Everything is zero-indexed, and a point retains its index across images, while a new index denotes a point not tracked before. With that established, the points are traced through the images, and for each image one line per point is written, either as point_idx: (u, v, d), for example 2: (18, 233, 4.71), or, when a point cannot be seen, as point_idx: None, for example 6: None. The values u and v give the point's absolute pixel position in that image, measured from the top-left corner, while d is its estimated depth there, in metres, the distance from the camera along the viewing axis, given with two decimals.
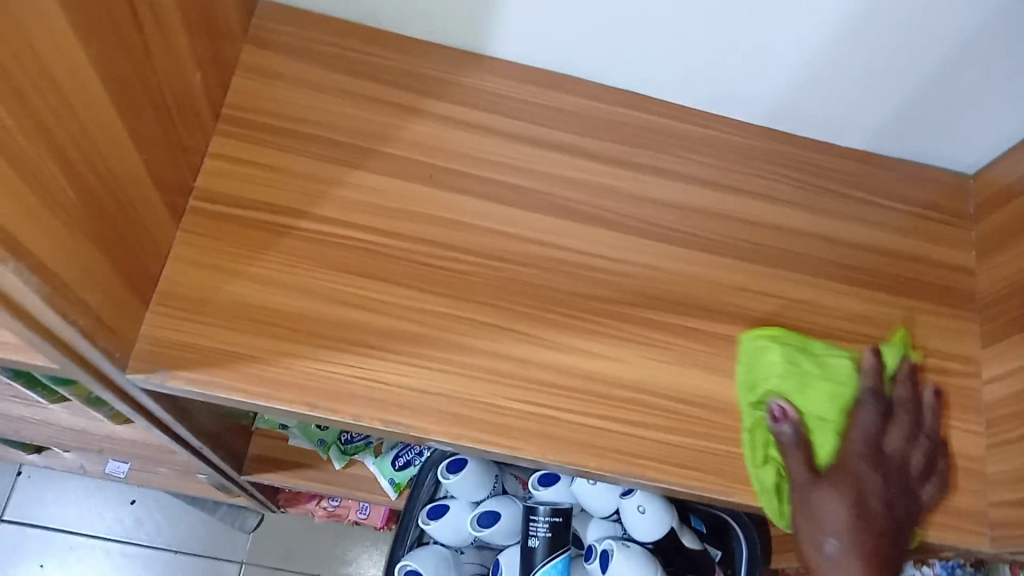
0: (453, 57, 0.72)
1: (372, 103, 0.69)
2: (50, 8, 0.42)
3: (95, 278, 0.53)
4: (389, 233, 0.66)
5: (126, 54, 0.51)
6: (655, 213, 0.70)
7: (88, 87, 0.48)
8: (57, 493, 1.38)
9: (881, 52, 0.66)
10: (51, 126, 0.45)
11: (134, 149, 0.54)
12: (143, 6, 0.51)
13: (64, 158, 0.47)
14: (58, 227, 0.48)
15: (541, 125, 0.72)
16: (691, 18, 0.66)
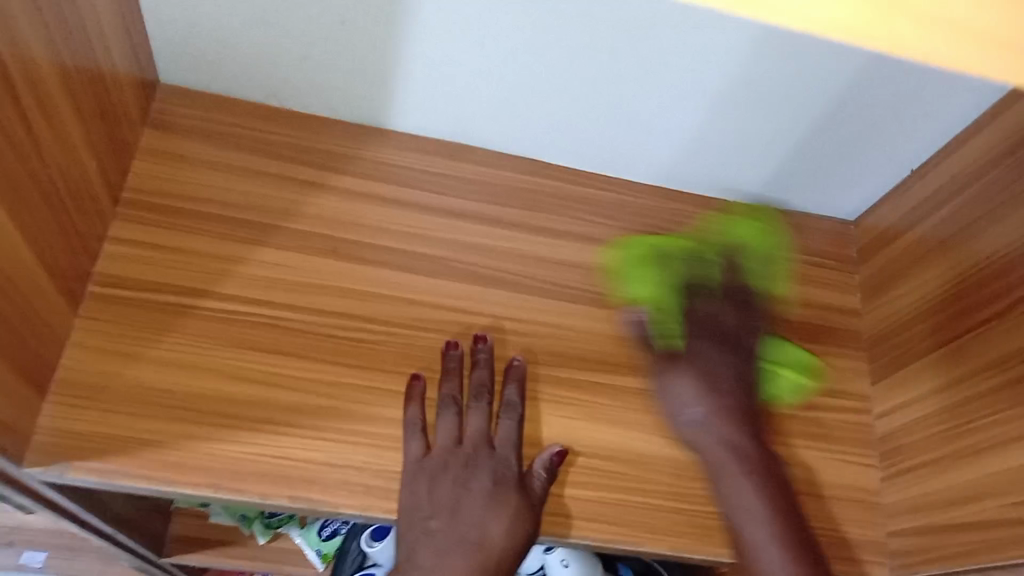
0: (356, 133, 0.75)
1: (276, 181, 0.71)
2: None
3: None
4: (293, 307, 0.66)
5: (27, 162, 0.52)
6: (558, 273, 0.73)
7: None
8: None
9: (762, 118, 0.70)
10: None
11: (33, 247, 0.54)
12: (41, 113, 0.52)
13: None
14: None
15: (442, 192, 0.74)
16: (583, 90, 0.69)
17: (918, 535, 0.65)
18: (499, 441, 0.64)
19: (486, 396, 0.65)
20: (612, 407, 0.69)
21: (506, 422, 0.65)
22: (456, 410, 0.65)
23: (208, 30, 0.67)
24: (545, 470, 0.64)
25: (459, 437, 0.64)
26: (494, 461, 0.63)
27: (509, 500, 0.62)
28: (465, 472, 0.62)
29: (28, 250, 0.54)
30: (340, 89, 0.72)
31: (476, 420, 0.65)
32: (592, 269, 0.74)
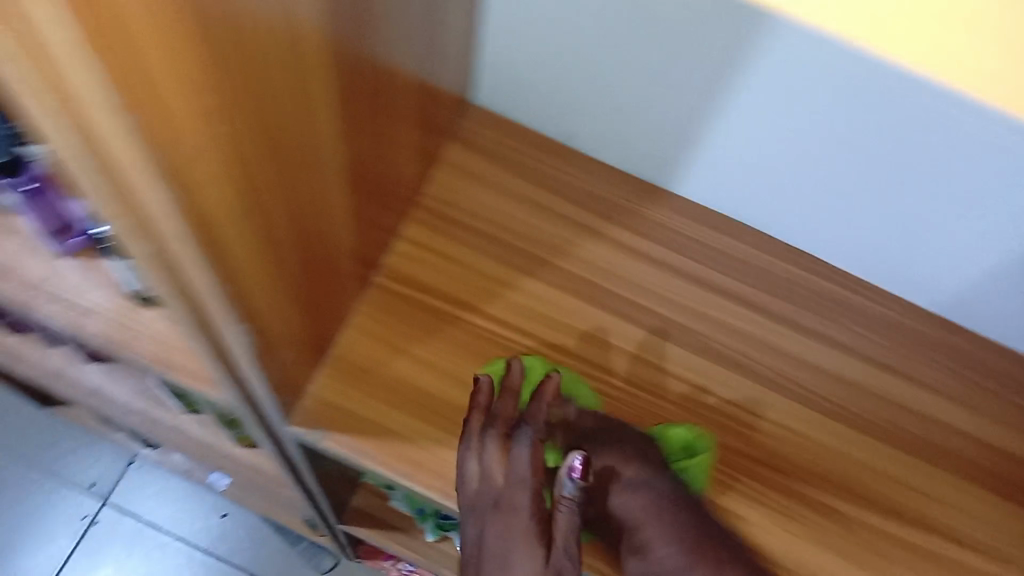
0: (639, 189, 0.76)
1: (557, 218, 0.74)
2: (336, 148, 0.47)
3: (296, 349, 0.58)
4: (546, 343, 0.69)
5: (371, 167, 0.57)
6: (810, 377, 0.69)
7: (342, 208, 0.53)
8: (159, 489, 1.55)
9: None
10: (314, 242, 0.51)
11: (352, 239, 0.60)
12: (389, 124, 0.57)
13: (314, 265, 0.53)
14: (291, 318, 0.53)
15: (710, 266, 0.74)
16: (893, 210, 0.66)
17: None
18: (525, 483, 0.56)
19: (500, 425, 0.59)
20: (842, 539, 0.64)
21: (525, 449, 0.57)
22: (498, 443, 0.58)
23: (534, 67, 0.71)
24: (575, 492, 0.55)
25: (501, 480, 0.57)
26: (502, 513, 0.57)
27: (530, 546, 0.55)
28: (501, 519, 0.57)
29: (348, 241, 0.59)
30: (638, 148, 0.73)
31: (489, 451, 0.58)
32: (850, 383, 0.69)
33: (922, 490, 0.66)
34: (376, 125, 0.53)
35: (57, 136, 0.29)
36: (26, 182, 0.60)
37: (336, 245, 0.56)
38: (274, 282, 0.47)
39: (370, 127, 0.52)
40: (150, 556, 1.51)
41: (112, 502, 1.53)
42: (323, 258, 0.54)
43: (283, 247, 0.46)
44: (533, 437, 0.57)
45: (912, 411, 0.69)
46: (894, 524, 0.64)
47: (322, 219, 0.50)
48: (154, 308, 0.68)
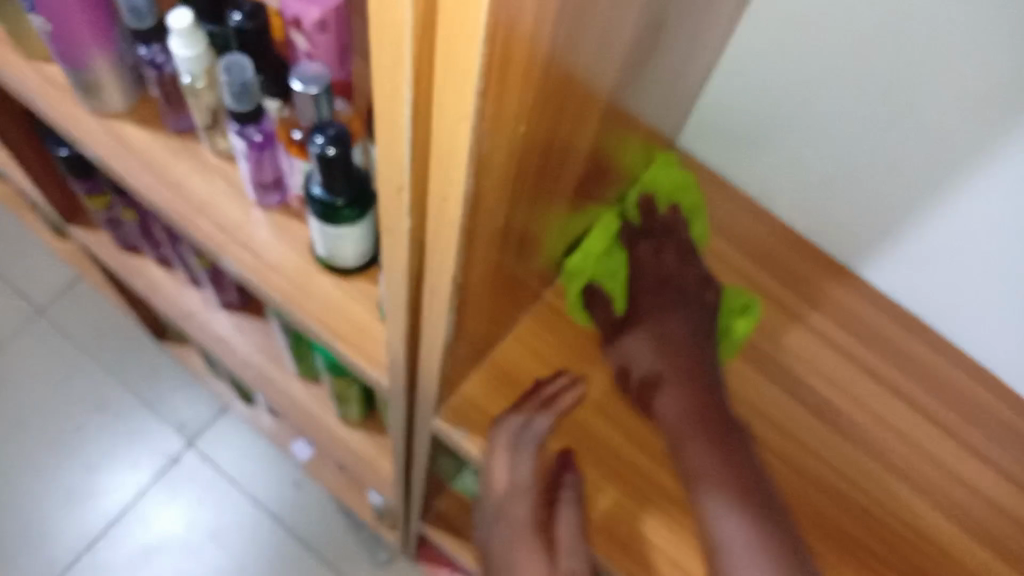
0: (821, 264, 0.76)
1: (733, 275, 0.74)
2: (579, 161, 0.49)
3: (473, 346, 0.60)
4: None
5: (588, 192, 0.58)
6: (960, 495, 0.67)
7: (558, 219, 0.55)
8: (242, 445, 1.59)
9: None
10: (528, 243, 0.52)
11: (549, 255, 0.61)
12: (617, 156, 0.58)
13: (518, 263, 0.55)
14: (483, 314, 0.55)
15: (879, 358, 0.72)
16: None
17: None
18: (512, 484, 0.63)
19: (530, 442, 0.63)
20: None
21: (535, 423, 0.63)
22: (509, 453, 0.63)
23: (751, 125, 0.72)
24: (572, 496, 0.62)
25: (505, 482, 0.63)
26: (514, 498, 0.64)
27: (529, 550, 0.63)
28: (515, 496, 0.63)
29: (546, 255, 0.61)
30: (837, 219, 0.73)
31: (523, 469, 0.63)
32: (1002, 511, 0.67)
33: None
34: (611, 150, 0.55)
35: (406, 122, 0.32)
36: (256, 133, 0.65)
37: (540, 254, 0.58)
38: (488, 274, 0.49)
39: (607, 151, 0.54)
40: (219, 507, 1.55)
41: (195, 446, 1.58)
42: (525, 262, 0.56)
43: (509, 244, 0.48)
44: (532, 451, 0.63)
45: None
46: None
47: (541, 226, 0.52)
48: (332, 275, 0.71)
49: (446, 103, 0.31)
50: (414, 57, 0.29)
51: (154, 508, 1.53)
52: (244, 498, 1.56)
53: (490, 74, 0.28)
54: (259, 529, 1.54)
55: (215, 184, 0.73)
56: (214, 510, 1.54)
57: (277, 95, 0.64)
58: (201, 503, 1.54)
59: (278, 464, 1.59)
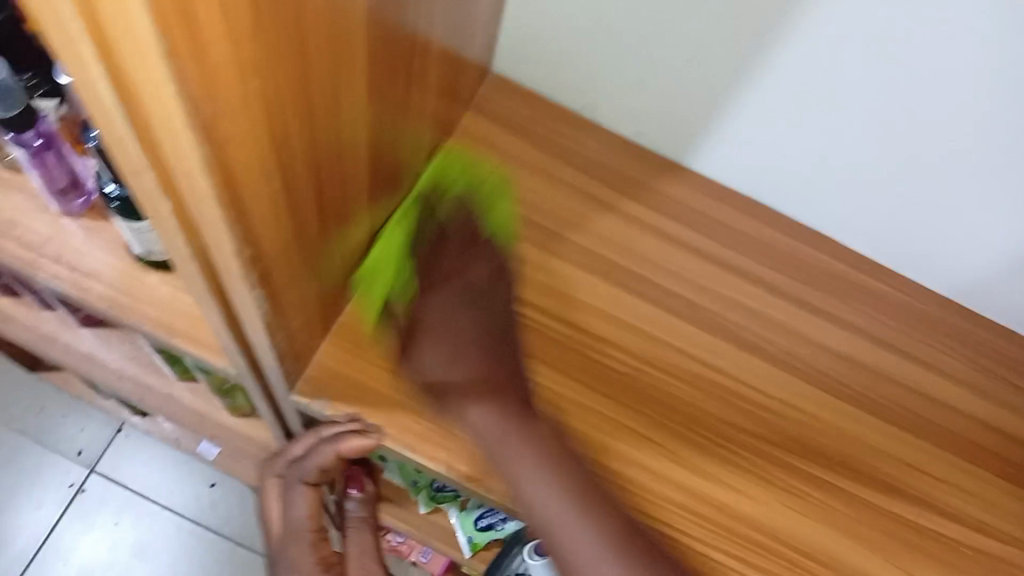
0: (657, 165, 0.75)
1: (570, 193, 0.73)
2: (360, 107, 0.46)
3: (308, 313, 0.57)
4: (554, 317, 0.68)
5: (391, 133, 0.56)
6: (823, 359, 0.69)
7: (357, 174, 0.52)
8: (147, 455, 1.53)
9: None
10: (332, 203, 0.50)
11: (366, 210, 0.58)
12: (411, 95, 0.56)
13: (325, 226, 0.51)
14: (307, 277, 0.52)
15: (724, 246, 0.72)
16: (899, 180, 0.65)
17: None
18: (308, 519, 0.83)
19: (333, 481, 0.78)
20: (846, 515, 0.64)
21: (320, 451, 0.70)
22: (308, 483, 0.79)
23: (557, 37, 0.70)
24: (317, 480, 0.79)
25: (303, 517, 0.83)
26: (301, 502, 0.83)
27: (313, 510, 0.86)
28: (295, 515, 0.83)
29: (367, 204, 0.58)
30: (659, 120, 0.72)
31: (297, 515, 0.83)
32: (858, 364, 0.69)
33: (922, 468, 0.66)
34: (397, 90, 0.52)
35: (105, 92, 0.29)
36: (34, 138, 0.61)
37: (353, 207, 0.55)
38: (287, 242, 0.46)
39: (398, 85, 0.52)
40: (137, 523, 1.49)
41: (95, 468, 1.51)
42: (342, 220, 0.54)
43: (305, 206, 0.46)
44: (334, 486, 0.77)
45: (922, 394, 0.68)
46: (887, 498, 0.64)
47: (343, 183, 0.50)
48: (161, 274, 0.67)
49: (136, 60, 0.28)
50: (81, 15, 0.26)
51: (68, 537, 1.46)
52: (165, 510, 1.50)
53: (167, 19, 0.26)
54: (184, 534, 1.49)
55: (15, 203, 0.68)
56: (132, 528, 1.48)
57: (51, 93, 0.61)
58: (116, 524, 1.48)
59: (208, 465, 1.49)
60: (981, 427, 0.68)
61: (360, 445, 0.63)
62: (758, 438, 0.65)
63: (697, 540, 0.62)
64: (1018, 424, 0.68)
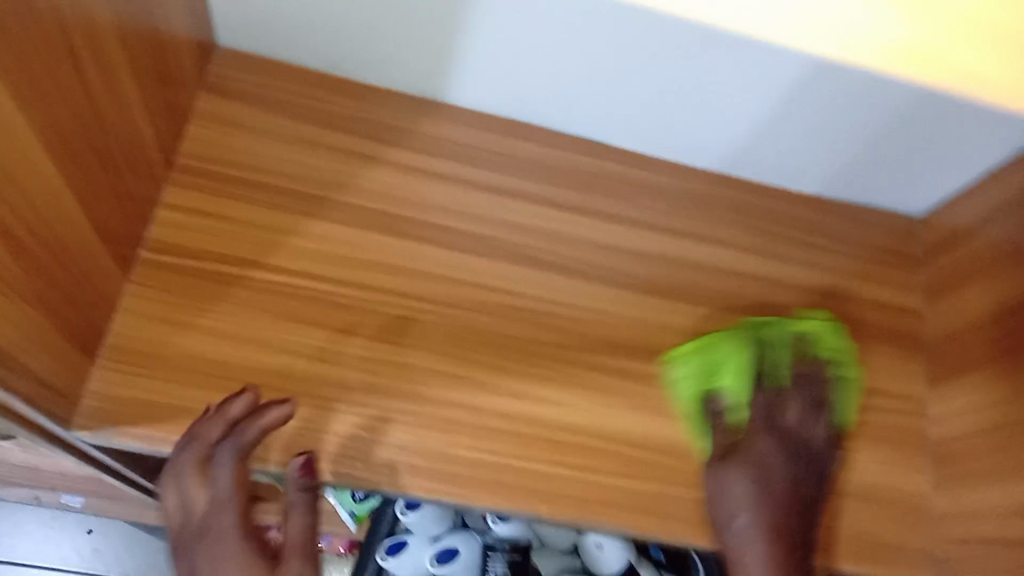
0: (409, 106, 0.71)
1: (328, 152, 0.68)
2: (13, 117, 0.40)
3: (45, 346, 0.51)
4: (334, 283, 0.64)
5: (88, 136, 0.49)
6: (613, 259, 0.69)
7: (47, 189, 0.46)
8: None
9: (837, 108, 0.66)
10: (16, 229, 0.43)
11: (85, 222, 0.52)
12: (103, 89, 0.49)
13: (22, 254, 0.45)
14: (20, 311, 0.46)
15: (500, 172, 0.70)
16: (646, 69, 0.64)
17: (970, 546, 0.64)
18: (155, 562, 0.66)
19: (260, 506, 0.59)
20: (659, 396, 0.67)
21: (224, 473, 0.58)
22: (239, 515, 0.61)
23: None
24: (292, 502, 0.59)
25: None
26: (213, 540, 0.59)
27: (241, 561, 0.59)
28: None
29: (84, 216, 0.51)
30: (396, 65, 0.68)
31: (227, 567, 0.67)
32: (648, 256, 0.70)
33: (721, 334, 0.69)
34: (73, 92, 0.46)
35: None
36: None
37: (60, 224, 0.48)
38: None
39: (69, 88, 0.45)
40: None
41: None
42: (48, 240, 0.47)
43: None
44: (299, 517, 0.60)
45: (711, 269, 0.71)
46: (697, 371, 0.68)
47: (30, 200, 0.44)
48: None
49: None
50: None
51: None
52: None
53: None
54: None
55: None
56: None
57: None
58: None
59: (34, 540, 1.14)
60: (768, 285, 0.71)
61: (277, 418, 0.58)
62: (567, 347, 0.66)
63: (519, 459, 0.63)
64: (798, 273, 0.72)
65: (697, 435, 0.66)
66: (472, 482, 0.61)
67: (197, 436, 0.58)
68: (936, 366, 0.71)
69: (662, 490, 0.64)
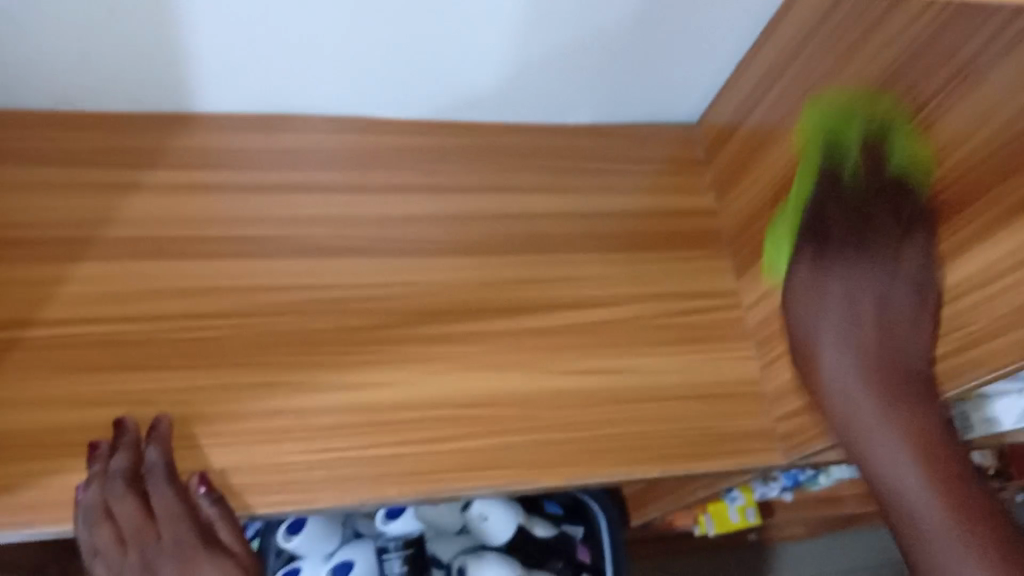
0: (160, 125, 0.68)
1: (84, 189, 0.64)
2: None
3: None
4: (114, 321, 0.61)
5: None
6: (407, 229, 0.68)
7: None
8: None
9: (572, 30, 0.66)
10: None
11: None
12: None
13: None
14: None
15: (272, 170, 0.68)
16: (371, 27, 0.63)
17: (801, 416, 0.66)
18: None
19: (187, 523, 0.57)
20: (483, 352, 0.66)
21: (165, 496, 0.57)
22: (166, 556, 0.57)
23: None
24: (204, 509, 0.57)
25: None
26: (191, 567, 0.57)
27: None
28: None
29: None
30: (130, 79, 0.64)
31: None
32: (444, 217, 0.70)
33: (534, 279, 0.69)
34: None
35: None
36: None
37: None
38: None
39: None
40: None
41: None
42: None
43: None
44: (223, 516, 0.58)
45: (507, 216, 0.71)
46: (519, 317, 0.67)
47: None
48: None
49: None
50: None
51: None
52: None
53: None
54: None
55: None
56: None
57: None
58: None
59: None
60: (570, 216, 0.72)
61: (162, 428, 0.58)
62: (378, 326, 0.65)
63: (354, 448, 0.61)
64: (593, 201, 0.74)
65: (536, 378, 0.66)
66: (314, 482, 0.60)
67: (112, 473, 0.56)
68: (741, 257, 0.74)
69: (506, 443, 0.63)
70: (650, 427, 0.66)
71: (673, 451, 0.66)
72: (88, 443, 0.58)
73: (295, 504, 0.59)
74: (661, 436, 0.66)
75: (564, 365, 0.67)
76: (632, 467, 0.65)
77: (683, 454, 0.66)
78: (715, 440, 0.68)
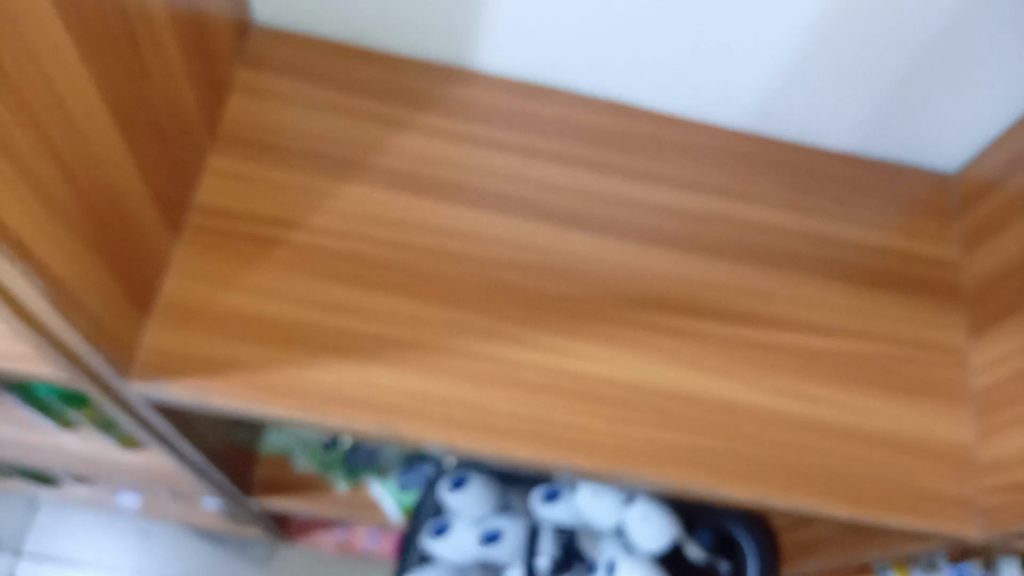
0: (438, 73, 0.74)
1: (364, 118, 0.71)
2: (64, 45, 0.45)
3: (94, 282, 0.54)
4: (369, 240, 0.66)
5: (130, 82, 0.53)
6: (645, 217, 0.71)
7: (91, 116, 0.49)
8: (72, 524, 1.29)
9: (851, 47, 0.67)
10: (63, 149, 0.47)
11: (129, 164, 0.55)
12: (141, 34, 0.53)
13: (69, 174, 0.48)
14: (68, 240, 0.49)
15: (530, 134, 0.72)
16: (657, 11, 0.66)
17: (1014, 492, 0.62)
18: None
19: None
20: (694, 351, 0.66)
21: (381, 416, 0.61)
22: None
23: None
24: None
25: None
26: None
27: None
28: None
29: (129, 162, 0.55)
30: (426, 24, 0.70)
31: None
32: (680, 213, 0.71)
33: (756, 292, 0.69)
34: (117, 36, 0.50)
35: None
36: None
37: (106, 166, 0.52)
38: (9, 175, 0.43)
39: (109, 37, 0.49)
40: None
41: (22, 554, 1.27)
42: (91, 172, 0.51)
43: (20, 139, 0.43)
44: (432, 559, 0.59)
45: (741, 225, 0.72)
46: (735, 327, 0.68)
47: (73, 124, 0.48)
48: None
49: None
50: None
51: None
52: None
53: None
54: None
55: None
56: None
57: None
58: None
59: (103, 543, 1.29)
60: (803, 238, 0.72)
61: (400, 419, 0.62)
62: (601, 301, 0.67)
63: (556, 408, 0.63)
64: (828, 227, 0.73)
65: (742, 389, 0.66)
66: (513, 430, 0.62)
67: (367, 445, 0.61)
68: (977, 318, 0.71)
69: (699, 445, 0.64)
70: (846, 467, 0.65)
71: (868, 497, 0.64)
72: (326, 343, 0.63)
73: (492, 447, 0.61)
74: (857, 478, 0.65)
75: (772, 384, 0.66)
76: (823, 502, 0.63)
77: (875, 502, 0.64)
78: (914, 499, 0.65)
